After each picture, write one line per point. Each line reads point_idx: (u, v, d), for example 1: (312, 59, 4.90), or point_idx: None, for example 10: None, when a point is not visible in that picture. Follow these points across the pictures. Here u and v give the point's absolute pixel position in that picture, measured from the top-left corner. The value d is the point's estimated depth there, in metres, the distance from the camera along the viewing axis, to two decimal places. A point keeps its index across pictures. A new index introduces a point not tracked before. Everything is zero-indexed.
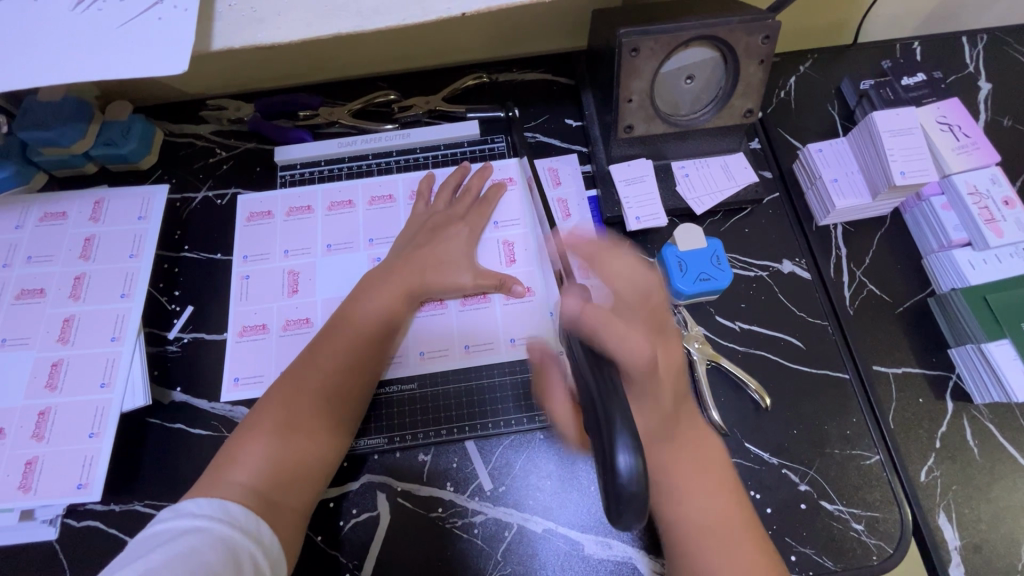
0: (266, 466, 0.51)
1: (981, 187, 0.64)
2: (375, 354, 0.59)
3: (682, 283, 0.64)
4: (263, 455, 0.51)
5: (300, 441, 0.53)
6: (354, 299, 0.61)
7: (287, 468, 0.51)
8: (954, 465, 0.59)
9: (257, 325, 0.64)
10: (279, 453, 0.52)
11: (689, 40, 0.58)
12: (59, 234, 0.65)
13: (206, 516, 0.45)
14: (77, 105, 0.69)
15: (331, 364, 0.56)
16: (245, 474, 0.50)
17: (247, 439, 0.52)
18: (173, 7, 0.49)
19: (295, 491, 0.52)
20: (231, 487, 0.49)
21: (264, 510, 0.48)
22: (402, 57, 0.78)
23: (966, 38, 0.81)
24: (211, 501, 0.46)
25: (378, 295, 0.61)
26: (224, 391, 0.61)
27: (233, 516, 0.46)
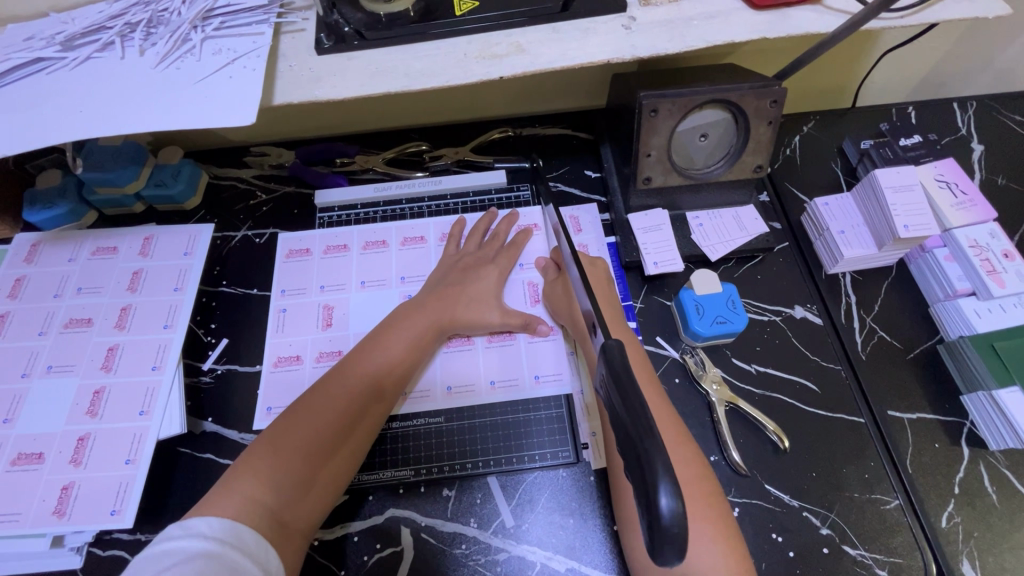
0: (286, 483, 0.51)
1: (982, 240, 0.68)
2: (397, 386, 0.61)
3: (699, 325, 0.66)
4: (283, 470, 0.51)
5: (322, 462, 0.53)
6: (381, 330, 0.64)
7: (304, 488, 0.52)
8: (974, 511, 0.59)
9: (291, 356, 0.67)
10: (294, 474, 0.51)
11: (703, 103, 0.63)
12: (109, 268, 0.69)
13: (214, 539, 0.44)
14: (135, 150, 0.76)
15: (359, 390, 0.58)
16: (266, 487, 0.50)
17: (266, 449, 0.52)
18: (243, 67, 0.55)
19: (302, 513, 0.51)
20: (245, 501, 0.48)
21: (273, 533, 0.48)
22: (435, 112, 0.85)
23: (957, 104, 0.87)
24: (223, 522, 0.46)
25: (405, 329, 0.64)
26: (257, 420, 0.63)
27: (239, 543, 0.45)
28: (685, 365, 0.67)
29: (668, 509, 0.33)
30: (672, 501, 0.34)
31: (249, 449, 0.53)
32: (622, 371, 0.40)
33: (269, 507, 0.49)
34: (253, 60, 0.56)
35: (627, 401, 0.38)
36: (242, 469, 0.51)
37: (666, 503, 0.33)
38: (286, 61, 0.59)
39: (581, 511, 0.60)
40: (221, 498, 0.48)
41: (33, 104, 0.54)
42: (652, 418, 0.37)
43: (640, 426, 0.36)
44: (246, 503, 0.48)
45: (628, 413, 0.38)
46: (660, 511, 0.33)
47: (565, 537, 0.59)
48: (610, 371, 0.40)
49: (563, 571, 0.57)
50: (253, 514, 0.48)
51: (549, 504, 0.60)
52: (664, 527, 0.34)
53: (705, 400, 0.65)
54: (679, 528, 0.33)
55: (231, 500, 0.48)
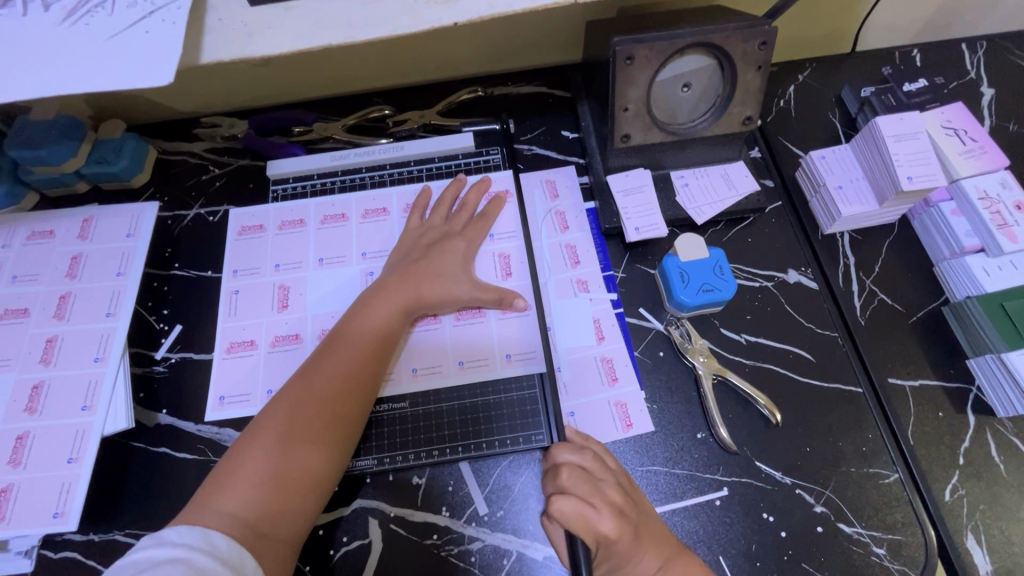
0: (256, 491, 0.48)
1: (992, 191, 0.62)
2: (373, 371, 0.56)
3: (684, 294, 0.61)
4: (257, 477, 0.48)
5: (295, 463, 0.50)
6: (350, 315, 0.59)
7: (280, 495, 0.48)
8: (979, 483, 0.55)
9: (245, 341, 0.62)
10: (267, 479, 0.48)
11: (683, 48, 0.57)
12: (46, 253, 0.64)
13: (185, 545, 0.42)
14: (69, 123, 0.70)
15: (330, 382, 0.54)
16: (235, 501, 0.47)
17: (239, 457, 0.49)
18: (162, 20, 0.49)
19: (285, 520, 0.48)
20: (217, 516, 0.46)
21: (249, 542, 0.45)
22: (397, 73, 0.78)
23: (965, 45, 0.80)
24: (193, 530, 0.44)
25: (376, 311, 0.58)
26: (209, 410, 0.59)
27: (212, 545, 0.43)
28: (670, 337, 0.63)
29: None
30: None
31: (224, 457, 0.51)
32: None
33: (242, 519, 0.46)
34: (174, 12, 0.49)
35: None
36: (213, 484, 0.48)
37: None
38: (214, 14, 0.53)
39: None
40: (195, 516, 0.46)
41: None
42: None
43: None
44: (214, 520, 0.46)
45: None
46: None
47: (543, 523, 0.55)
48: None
49: (540, 560, 0.54)
50: (220, 526, 0.45)
51: (526, 489, 0.57)
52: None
53: (692, 375, 0.61)
54: None
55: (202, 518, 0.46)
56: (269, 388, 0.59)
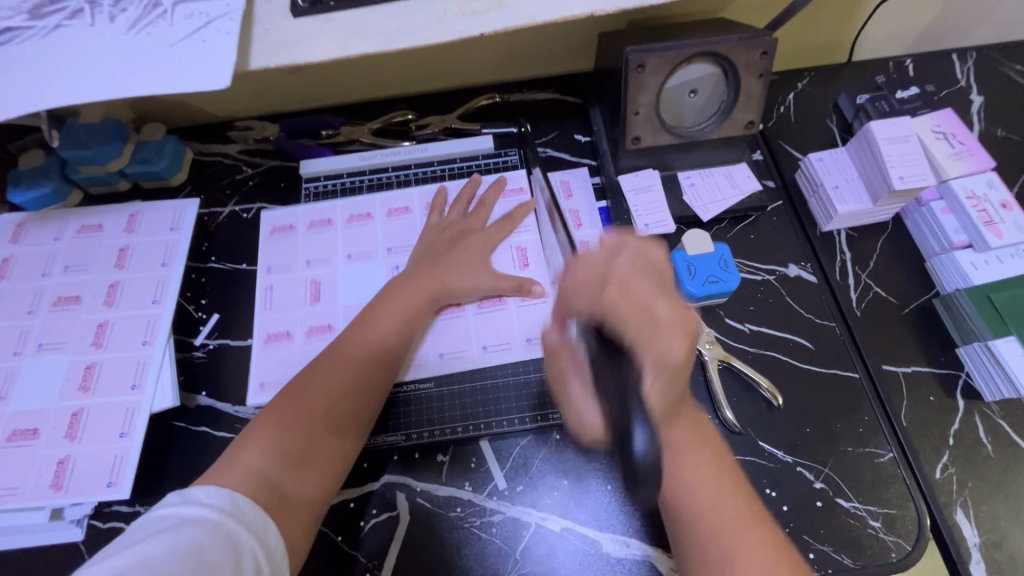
0: (280, 458, 0.51)
1: (979, 191, 0.67)
2: (391, 359, 0.60)
3: (691, 285, 0.65)
4: (281, 446, 0.52)
5: (314, 436, 0.53)
6: (374, 307, 0.63)
7: (299, 461, 0.52)
8: (968, 462, 0.59)
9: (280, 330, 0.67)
10: (290, 449, 0.52)
11: (690, 56, 0.62)
12: (95, 245, 0.69)
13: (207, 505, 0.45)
14: (115, 126, 0.75)
15: (350, 365, 0.58)
16: (258, 458, 0.51)
17: (265, 426, 0.53)
18: (217, 31, 0.54)
19: (303, 490, 0.51)
20: (244, 475, 0.49)
21: (272, 504, 0.48)
22: (420, 80, 0.83)
23: (956, 56, 0.85)
24: (218, 488, 0.46)
25: (396, 303, 0.63)
26: (251, 396, 0.63)
27: (231, 508, 0.45)
28: None
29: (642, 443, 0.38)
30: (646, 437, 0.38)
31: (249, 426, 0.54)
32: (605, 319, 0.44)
33: (265, 475, 0.50)
34: (227, 23, 0.54)
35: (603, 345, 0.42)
36: (239, 444, 0.52)
37: (639, 440, 0.38)
38: (260, 25, 0.57)
39: (574, 472, 0.60)
40: (221, 474, 0.49)
41: (7, 75, 0.53)
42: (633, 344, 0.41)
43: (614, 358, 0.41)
44: (238, 473, 0.49)
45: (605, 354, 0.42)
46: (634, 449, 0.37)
47: (559, 498, 0.59)
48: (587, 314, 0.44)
49: (557, 531, 0.58)
50: (247, 484, 0.48)
51: (543, 466, 0.61)
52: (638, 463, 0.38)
53: (699, 361, 0.65)
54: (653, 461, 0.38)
55: (229, 472, 0.49)
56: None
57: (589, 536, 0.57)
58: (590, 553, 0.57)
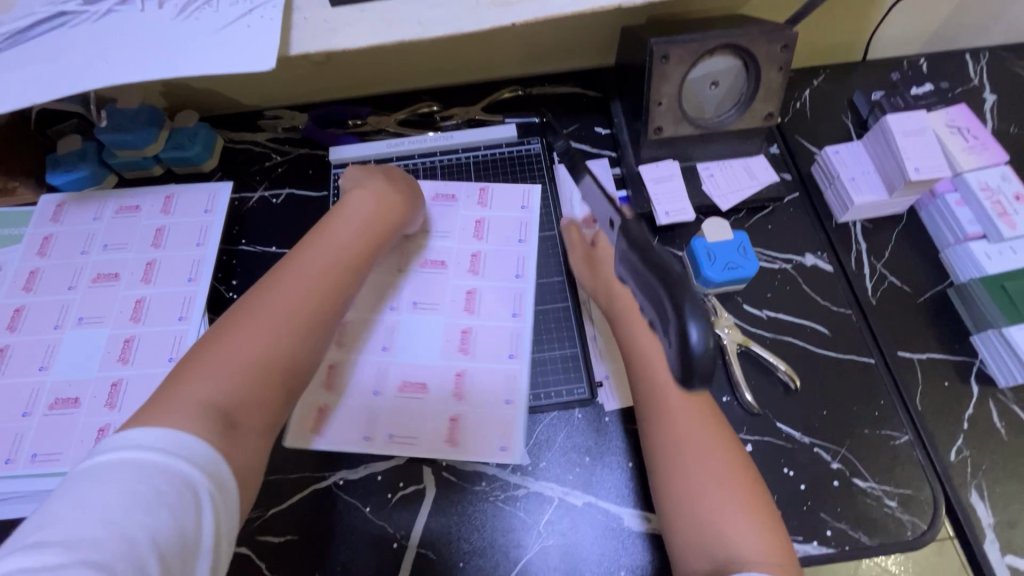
0: (218, 381, 0.45)
1: (993, 183, 0.68)
2: (349, 278, 0.56)
3: (711, 271, 0.67)
4: (227, 367, 0.46)
5: (270, 365, 0.48)
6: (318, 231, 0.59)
7: (258, 386, 0.47)
8: (983, 445, 0.60)
9: (365, 391, 0.64)
10: (233, 369, 0.46)
11: (713, 48, 0.64)
12: (133, 225, 0.71)
13: (161, 452, 0.39)
14: (151, 112, 0.77)
15: (293, 298, 0.51)
16: (204, 389, 0.44)
17: (197, 358, 0.46)
18: (261, 17, 0.56)
19: (260, 412, 0.47)
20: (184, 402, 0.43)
21: (223, 425, 0.43)
22: (445, 73, 0.85)
23: (969, 55, 0.87)
24: (171, 434, 0.40)
25: (345, 229, 0.59)
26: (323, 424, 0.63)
27: (194, 458, 0.40)
28: None
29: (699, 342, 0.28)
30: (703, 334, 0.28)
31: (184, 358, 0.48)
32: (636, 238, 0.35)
33: (216, 406, 0.43)
34: (271, 10, 0.57)
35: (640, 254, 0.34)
36: (179, 378, 0.45)
37: (695, 335, 0.28)
38: (300, 13, 0.60)
39: (596, 448, 0.62)
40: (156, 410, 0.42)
41: (63, 56, 0.55)
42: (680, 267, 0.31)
43: (660, 269, 0.31)
44: (179, 404, 0.42)
45: (646, 259, 0.33)
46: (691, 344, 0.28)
47: (582, 474, 0.61)
48: (630, 246, 0.35)
49: (580, 505, 0.59)
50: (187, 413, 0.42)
51: (565, 443, 0.62)
52: (695, 365, 0.29)
53: (718, 345, 0.66)
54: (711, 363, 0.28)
55: (169, 408, 0.42)
56: (501, 445, 0.61)
57: (611, 510, 0.59)
58: (613, 527, 0.58)
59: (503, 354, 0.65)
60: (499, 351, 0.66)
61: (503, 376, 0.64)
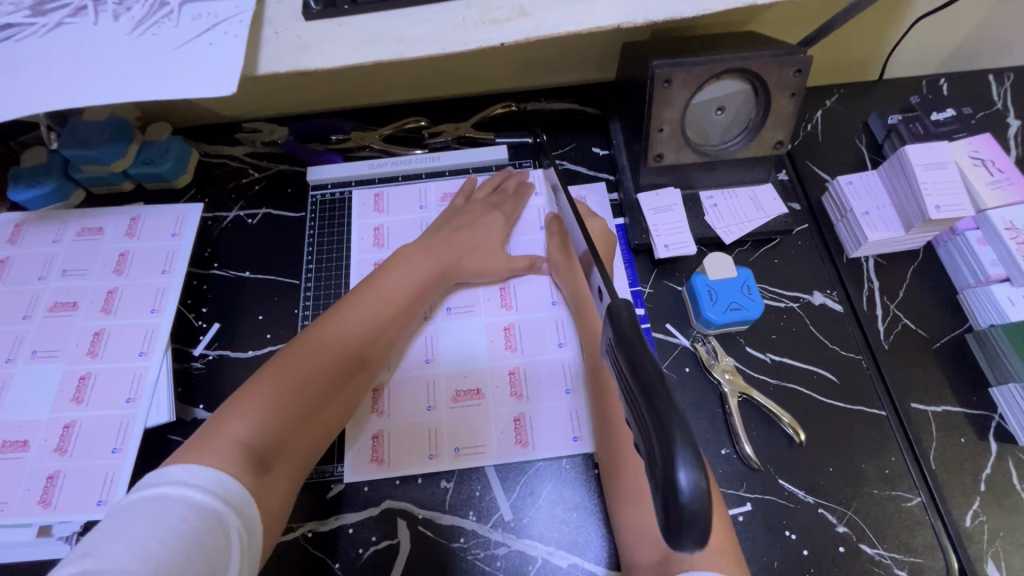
0: (266, 422, 0.49)
1: (1019, 223, 0.63)
2: (394, 331, 0.61)
3: (712, 312, 0.62)
4: (278, 407, 0.51)
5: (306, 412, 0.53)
6: (378, 274, 0.62)
7: (291, 431, 0.51)
8: (1000, 510, 0.56)
9: (418, 405, 0.62)
10: (281, 411, 0.51)
11: (720, 72, 0.59)
12: (95, 249, 0.67)
13: (196, 489, 0.42)
14: (120, 125, 0.72)
15: (340, 347, 0.56)
16: (243, 428, 0.48)
17: (251, 393, 0.50)
18: (225, 34, 0.51)
19: (293, 455, 0.51)
20: (230, 441, 0.46)
21: (259, 469, 0.47)
22: (434, 86, 0.80)
23: (992, 76, 0.81)
24: (203, 470, 0.43)
25: (399, 276, 0.62)
26: (370, 453, 0.60)
27: (228, 499, 0.43)
28: (695, 354, 0.64)
29: (688, 487, 0.24)
30: (694, 477, 0.25)
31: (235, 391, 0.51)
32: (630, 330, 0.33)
33: (252, 448, 0.47)
34: (236, 25, 0.52)
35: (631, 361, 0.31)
36: (221, 415, 0.49)
37: (686, 480, 0.24)
38: (271, 29, 0.55)
39: (585, 503, 0.57)
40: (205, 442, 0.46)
41: (7, 73, 0.50)
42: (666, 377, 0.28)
43: (649, 385, 0.28)
44: (218, 443, 0.46)
45: (633, 368, 0.30)
46: (679, 491, 0.24)
47: (567, 532, 0.56)
48: (617, 336, 0.33)
49: (565, 568, 0.55)
50: (235, 451, 0.46)
51: (551, 497, 0.58)
52: (685, 513, 0.25)
53: (717, 392, 0.62)
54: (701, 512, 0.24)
55: (208, 447, 0.45)
56: (574, 434, 0.60)
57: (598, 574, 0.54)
58: None
59: (552, 345, 0.64)
60: (546, 340, 0.64)
61: (558, 403, 0.61)
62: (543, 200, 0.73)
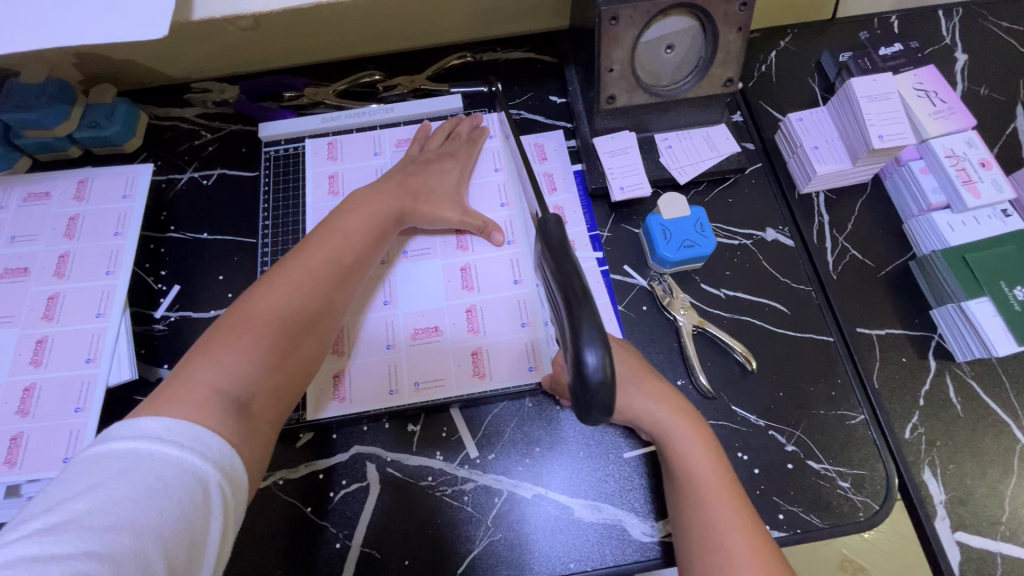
0: (240, 367, 0.46)
1: (958, 150, 0.65)
2: (361, 268, 0.58)
3: (666, 250, 0.64)
4: (250, 352, 0.47)
5: (279, 357, 0.49)
6: (338, 214, 0.59)
7: (269, 374, 0.48)
8: (937, 422, 0.59)
9: (378, 345, 0.62)
10: (254, 356, 0.48)
11: (667, 8, 0.59)
12: (43, 214, 0.65)
13: (176, 443, 0.39)
14: (59, 87, 0.69)
15: (306, 288, 0.53)
16: (216, 374, 0.45)
17: (219, 341, 0.47)
18: None
19: (271, 403, 0.48)
20: (203, 389, 0.44)
21: (239, 416, 0.44)
22: (386, 39, 0.79)
23: (942, 11, 0.82)
24: (180, 424, 0.40)
25: (359, 216, 0.59)
26: (327, 393, 0.60)
27: (214, 455, 0.40)
28: (652, 292, 0.66)
29: (593, 365, 0.36)
30: (598, 359, 0.36)
31: (200, 342, 0.48)
32: (559, 245, 0.41)
33: (227, 393, 0.45)
34: None
35: (561, 268, 0.40)
36: (190, 364, 0.46)
37: (592, 360, 0.36)
38: None
39: (548, 439, 0.60)
40: (178, 391, 0.43)
41: None
42: (587, 287, 0.38)
43: (573, 293, 0.38)
44: (191, 392, 0.43)
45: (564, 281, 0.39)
46: (587, 366, 0.36)
47: (530, 466, 0.58)
48: (546, 246, 0.42)
49: (529, 497, 0.57)
50: (210, 399, 0.43)
51: (515, 434, 0.60)
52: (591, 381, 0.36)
53: (673, 327, 0.64)
54: (604, 381, 0.36)
55: (182, 396, 0.43)
56: (529, 365, 0.61)
57: (561, 502, 0.57)
58: (563, 519, 0.56)
59: (508, 282, 0.64)
60: (503, 279, 0.65)
61: (514, 342, 0.62)
62: (499, 145, 0.73)
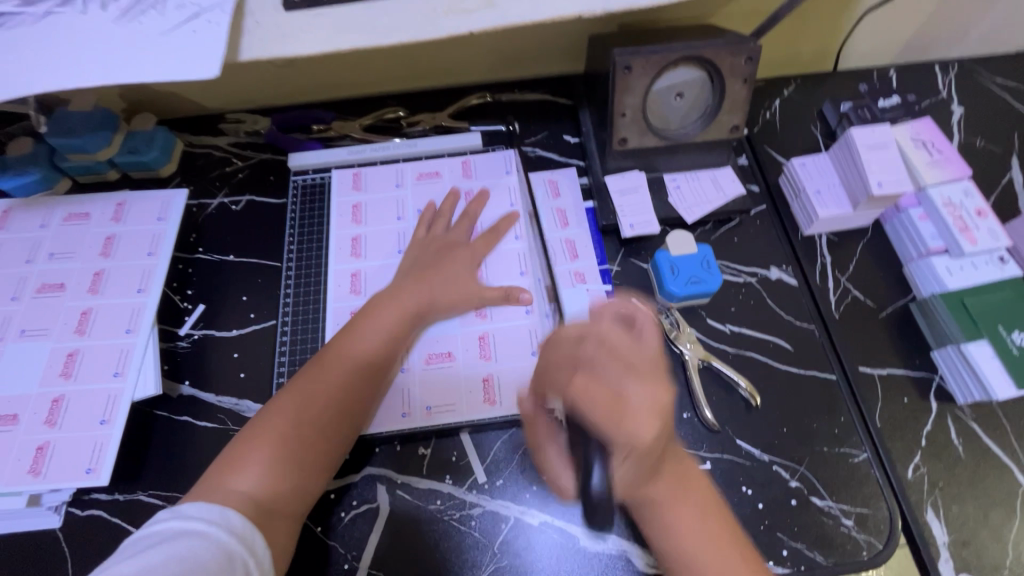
0: (266, 471, 0.51)
1: (955, 198, 0.68)
2: (383, 364, 0.60)
3: (673, 285, 0.67)
4: (275, 455, 0.52)
5: (306, 461, 0.54)
6: (365, 310, 0.62)
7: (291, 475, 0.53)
8: (940, 463, 0.60)
9: None
10: (278, 458, 0.52)
11: (677, 59, 0.63)
12: (82, 233, 0.69)
13: (205, 519, 0.46)
14: (106, 115, 0.74)
15: (329, 395, 0.56)
16: (246, 481, 0.50)
17: (252, 443, 0.53)
18: (208, 21, 0.52)
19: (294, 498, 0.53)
20: (232, 493, 0.49)
21: (261, 519, 0.49)
22: (411, 78, 0.83)
23: (939, 67, 0.86)
24: (211, 506, 0.47)
25: (382, 314, 0.62)
26: None
27: (237, 528, 0.47)
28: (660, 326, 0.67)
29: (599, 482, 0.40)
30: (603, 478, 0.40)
31: (237, 439, 0.54)
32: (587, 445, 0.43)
33: (253, 496, 0.50)
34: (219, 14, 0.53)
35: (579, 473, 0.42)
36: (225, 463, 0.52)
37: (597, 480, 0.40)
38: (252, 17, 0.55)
39: None
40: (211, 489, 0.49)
41: None
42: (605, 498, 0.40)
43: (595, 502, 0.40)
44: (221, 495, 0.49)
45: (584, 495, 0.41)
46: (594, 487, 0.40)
47: (537, 493, 0.60)
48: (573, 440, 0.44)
49: (535, 525, 0.58)
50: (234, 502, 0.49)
51: (523, 461, 0.61)
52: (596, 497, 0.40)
53: (680, 360, 0.65)
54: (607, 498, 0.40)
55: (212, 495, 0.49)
56: None
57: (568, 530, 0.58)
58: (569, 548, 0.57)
59: (520, 311, 0.66)
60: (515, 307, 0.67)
61: (525, 368, 0.63)
62: (515, 179, 0.75)
